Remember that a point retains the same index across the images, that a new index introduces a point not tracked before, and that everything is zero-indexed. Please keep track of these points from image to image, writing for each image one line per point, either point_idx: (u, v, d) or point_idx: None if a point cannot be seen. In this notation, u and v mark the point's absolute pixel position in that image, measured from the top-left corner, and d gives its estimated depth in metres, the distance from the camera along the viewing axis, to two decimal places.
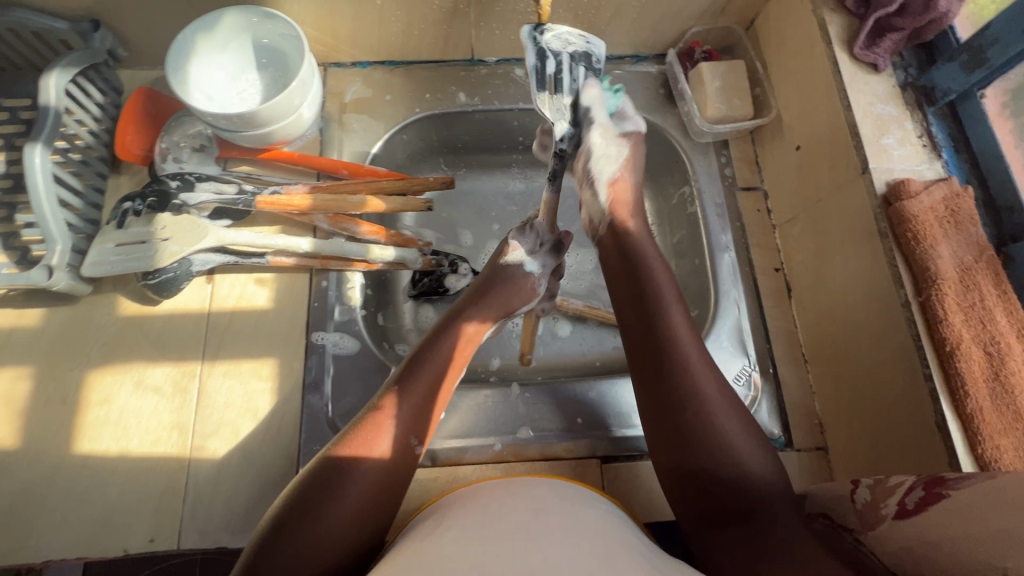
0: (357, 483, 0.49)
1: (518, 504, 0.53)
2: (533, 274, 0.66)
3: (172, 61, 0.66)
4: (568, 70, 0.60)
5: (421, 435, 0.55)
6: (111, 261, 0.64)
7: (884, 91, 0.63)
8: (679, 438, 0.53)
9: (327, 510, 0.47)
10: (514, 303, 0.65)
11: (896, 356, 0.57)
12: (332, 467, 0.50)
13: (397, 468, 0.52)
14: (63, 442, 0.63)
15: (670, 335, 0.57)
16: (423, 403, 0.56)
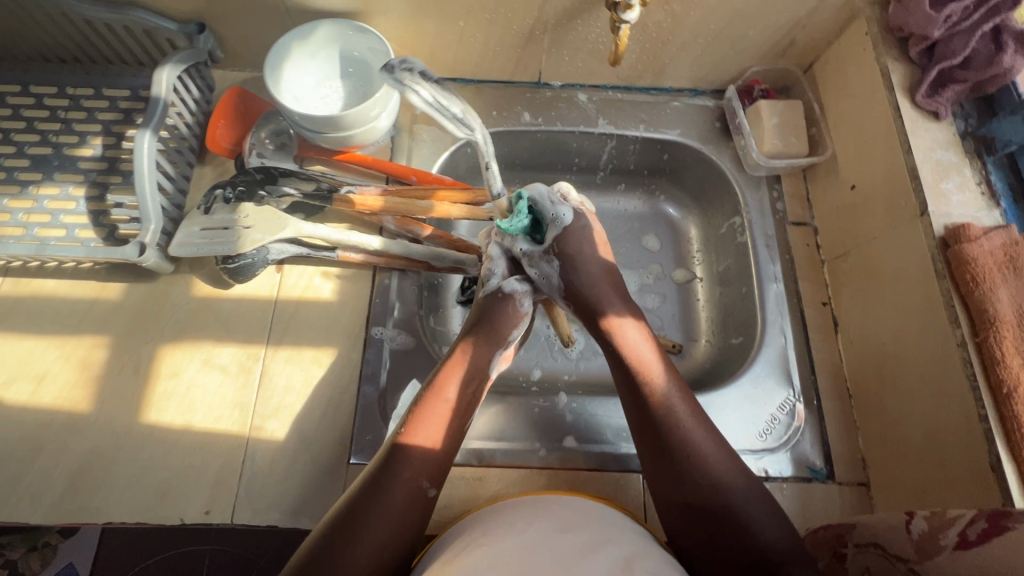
0: (390, 506, 0.54)
1: (544, 524, 0.55)
2: (518, 290, 0.70)
3: (271, 62, 0.72)
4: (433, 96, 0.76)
5: (435, 477, 0.58)
6: (197, 244, 0.67)
7: (944, 139, 0.65)
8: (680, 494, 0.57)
9: (353, 550, 0.51)
10: (507, 329, 0.68)
11: (948, 395, 0.58)
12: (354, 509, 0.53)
13: (414, 508, 0.55)
14: (132, 410, 0.67)
15: (653, 387, 0.62)
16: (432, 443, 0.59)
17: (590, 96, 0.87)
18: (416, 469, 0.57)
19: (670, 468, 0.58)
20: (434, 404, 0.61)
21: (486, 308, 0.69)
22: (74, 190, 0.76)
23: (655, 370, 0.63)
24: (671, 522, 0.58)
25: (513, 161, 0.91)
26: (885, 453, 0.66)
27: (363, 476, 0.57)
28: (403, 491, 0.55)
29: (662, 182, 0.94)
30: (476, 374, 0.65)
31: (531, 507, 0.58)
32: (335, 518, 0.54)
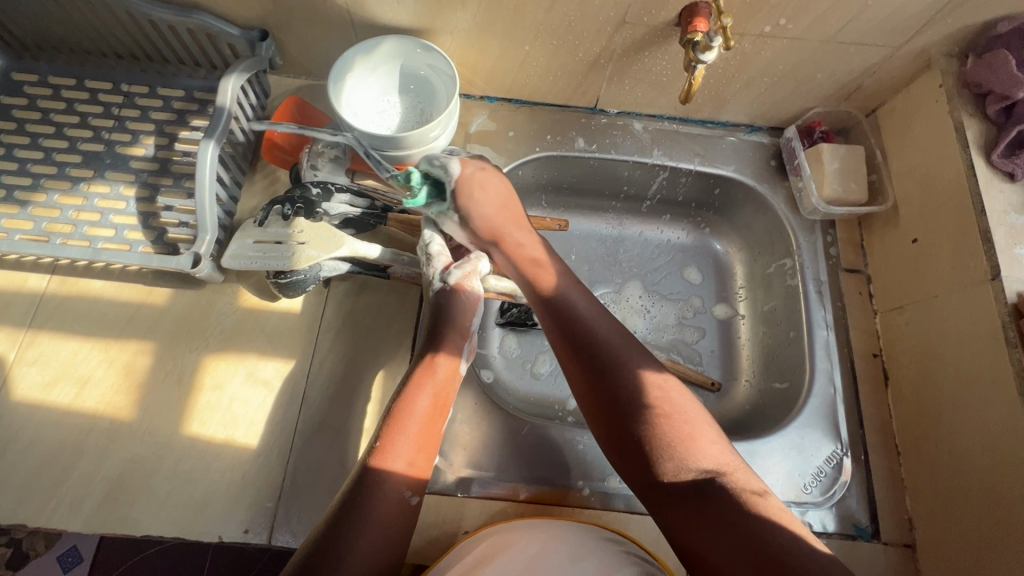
0: (373, 518, 0.52)
1: (557, 556, 0.55)
2: (456, 279, 0.67)
3: (336, 76, 0.71)
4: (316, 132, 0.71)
5: (416, 484, 0.56)
6: (250, 256, 0.67)
7: (1019, 201, 0.64)
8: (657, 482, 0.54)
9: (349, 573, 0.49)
10: (466, 322, 0.66)
11: (1015, 466, 0.57)
12: (340, 520, 0.51)
13: (401, 519, 0.54)
14: (174, 420, 0.66)
15: (606, 358, 0.59)
16: (410, 451, 0.57)
17: (645, 126, 0.86)
18: (398, 478, 0.55)
19: (640, 457, 0.55)
20: (406, 408, 0.58)
21: (440, 307, 0.66)
22: (125, 190, 0.75)
23: (605, 337, 0.61)
24: (656, 513, 0.55)
25: (561, 184, 0.90)
26: (937, 517, 0.64)
27: (342, 491, 0.54)
28: (386, 499, 0.53)
29: (709, 215, 0.93)
30: (448, 376, 0.62)
31: (544, 535, 0.58)
32: (319, 534, 0.51)
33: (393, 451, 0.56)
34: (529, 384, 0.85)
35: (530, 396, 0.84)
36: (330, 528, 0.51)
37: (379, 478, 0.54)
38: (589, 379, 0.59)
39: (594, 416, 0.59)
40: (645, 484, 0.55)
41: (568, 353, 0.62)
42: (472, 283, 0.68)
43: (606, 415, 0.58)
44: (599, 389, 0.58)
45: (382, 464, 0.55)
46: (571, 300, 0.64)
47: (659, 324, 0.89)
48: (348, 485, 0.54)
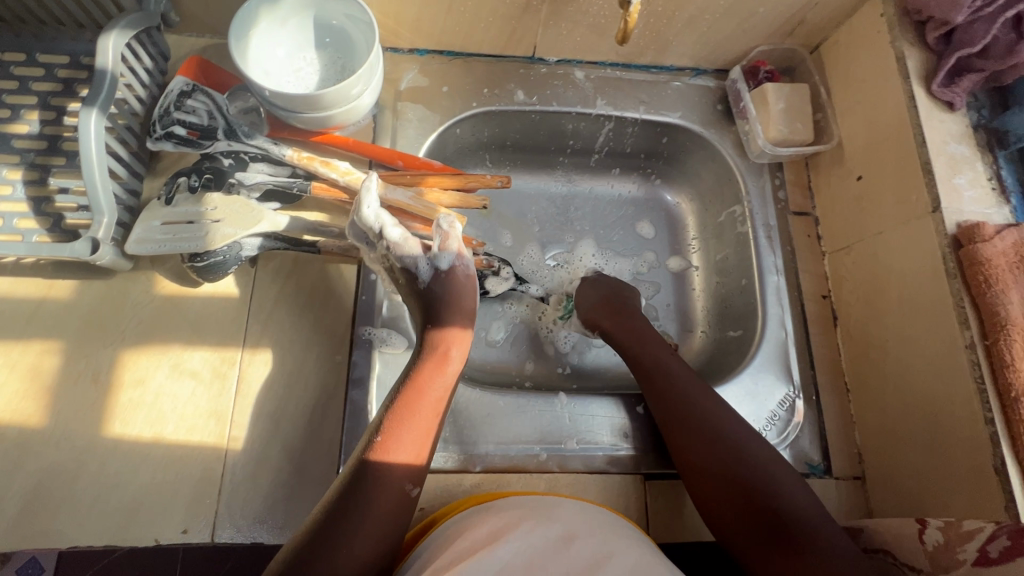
0: (375, 509, 0.48)
1: (547, 534, 0.52)
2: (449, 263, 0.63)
3: (236, 31, 0.63)
4: (180, 112, 0.63)
5: (420, 471, 0.53)
6: (158, 240, 0.60)
7: (958, 130, 0.63)
8: (722, 486, 0.56)
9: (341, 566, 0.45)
10: (465, 302, 0.63)
11: (953, 395, 0.57)
12: (340, 508, 0.48)
13: (402, 510, 0.50)
14: (94, 422, 0.60)
15: (696, 404, 0.61)
16: (415, 438, 0.53)
17: (587, 74, 0.82)
18: (402, 468, 0.51)
19: (710, 461, 0.58)
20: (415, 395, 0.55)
21: (437, 294, 0.62)
22: (10, 173, 0.67)
23: (691, 387, 0.63)
24: (715, 518, 0.57)
25: (504, 142, 0.85)
26: (885, 450, 0.65)
27: (340, 480, 0.51)
28: (391, 486, 0.50)
29: (659, 166, 0.90)
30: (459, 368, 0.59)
31: (534, 514, 0.55)
32: (318, 521, 0.48)
33: (398, 441, 0.52)
34: (483, 353, 0.82)
35: (487, 364, 0.81)
36: (330, 514, 0.48)
37: (385, 466, 0.50)
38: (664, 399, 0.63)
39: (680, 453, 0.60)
40: (708, 487, 0.57)
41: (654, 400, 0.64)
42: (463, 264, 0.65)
43: (694, 450, 0.59)
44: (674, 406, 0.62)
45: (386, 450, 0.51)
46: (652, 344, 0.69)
47: None
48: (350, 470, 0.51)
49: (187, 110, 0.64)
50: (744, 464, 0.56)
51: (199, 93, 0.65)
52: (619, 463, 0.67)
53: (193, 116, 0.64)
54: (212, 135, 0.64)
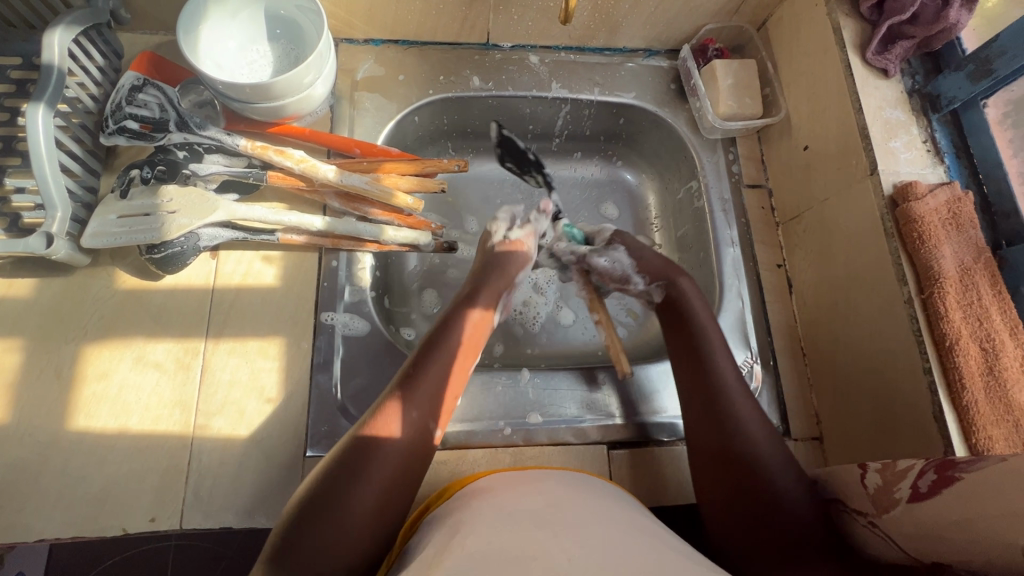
0: (361, 487, 0.49)
1: (535, 505, 0.51)
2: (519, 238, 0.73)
3: (184, 25, 0.64)
4: (132, 106, 0.64)
5: (436, 418, 0.57)
6: (113, 233, 0.61)
7: (893, 96, 0.65)
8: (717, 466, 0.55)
9: (324, 539, 0.46)
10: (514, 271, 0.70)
11: (897, 352, 0.59)
12: (360, 450, 0.51)
13: (388, 506, 0.50)
14: (57, 417, 0.61)
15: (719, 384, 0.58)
16: (436, 387, 0.57)
17: (542, 58, 0.83)
18: (394, 455, 0.52)
19: (714, 440, 0.56)
20: (418, 381, 0.56)
21: (496, 256, 0.70)
22: None
23: (721, 365, 0.60)
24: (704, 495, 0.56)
25: (464, 129, 0.86)
26: (839, 410, 0.67)
27: (338, 450, 0.52)
28: (407, 433, 0.53)
29: (619, 147, 0.91)
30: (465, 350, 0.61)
31: (520, 487, 0.55)
32: (336, 462, 0.50)
33: (396, 423, 0.53)
34: None
35: None
36: (350, 455, 0.51)
37: (380, 451, 0.51)
38: (692, 366, 0.61)
39: (692, 434, 0.58)
40: (704, 466, 0.56)
41: (680, 373, 0.61)
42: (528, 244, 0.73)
43: (704, 433, 0.57)
44: (698, 375, 0.60)
45: (408, 399, 0.55)
46: (689, 302, 0.65)
47: None
48: (371, 415, 0.54)
49: (139, 104, 0.64)
50: (750, 447, 0.55)
51: (149, 87, 0.65)
52: (584, 434, 0.68)
53: (145, 109, 0.64)
54: (165, 127, 0.64)
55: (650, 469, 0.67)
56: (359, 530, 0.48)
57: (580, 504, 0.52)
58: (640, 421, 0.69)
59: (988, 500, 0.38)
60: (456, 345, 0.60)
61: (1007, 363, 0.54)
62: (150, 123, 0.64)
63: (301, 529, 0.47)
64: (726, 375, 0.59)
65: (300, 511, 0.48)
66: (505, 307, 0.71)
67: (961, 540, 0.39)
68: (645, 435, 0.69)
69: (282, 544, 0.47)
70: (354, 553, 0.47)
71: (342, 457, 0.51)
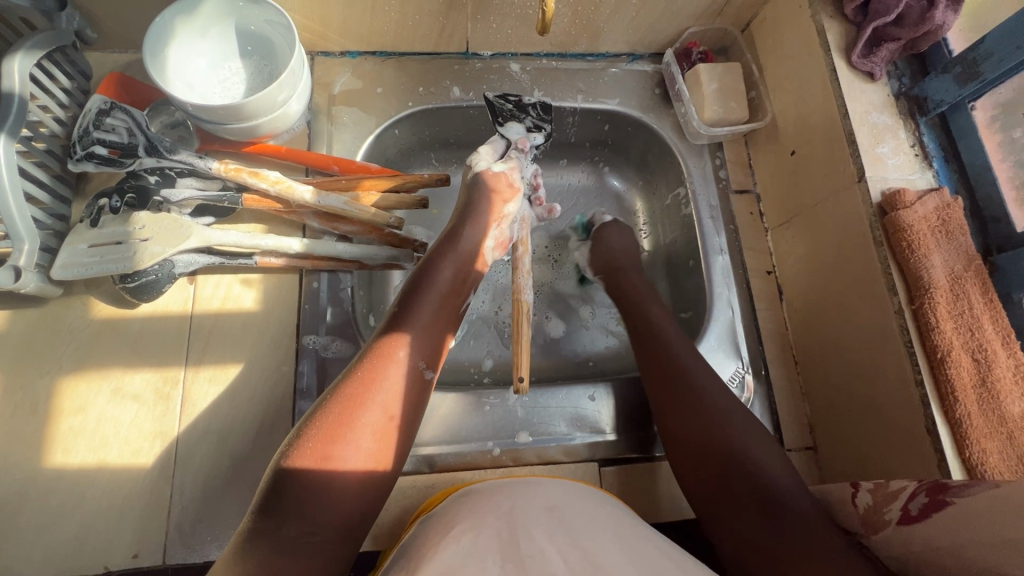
0: (359, 424, 0.48)
1: (530, 506, 0.50)
2: (504, 169, 0.70)
3: (150, 46, 0.62)
4: (99, 131, 0.62)
5: (431, 361, 0.55)
6: (85, 263, 0.60)
7: (880, 100, 0.64)
8: (695, 458, 0.55)
9: (322, 480, 0.45)
10: (499, 197, 0.68)
11: (888, 362, 0.58)
12: (355, 389, 0.49)
13: (388, 450, 0.49)
14: (34, 453, 0.59)
15: (694, 389, 0.59)
16: (428, 323, 0.56)
17: (523, 66, 0.82)
18: (391, 397, 0.50)
19: (687, 435, 0.57)
20: (409, 321, 0.55)
21: (479, 183, 0.68)
22: None
23: (691, 366, 0.61)
24: (691, 489, 0.55)
25: (446, 140, 0.84)
26: (832, 420, 0.66)
27: (328, 393, 0.50)
28: (400, 373, 0.52)
29: (606, 153, 0.89)
30: (451, 285, 0.60)
31: (512, 490, 0.54)
32: (330, 401, 0.49)
33: (389, 366, 0.52)
34: None
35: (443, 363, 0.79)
36: (343, 393, 0.49)
37: (375, 392, 0.50)
38: (657, 364, 0.62)
39: (677, 438, 0.57)
40: (685, 461, 0.56)
41: (653, 379, 0.62)
42: (514, 177, 0.71)
43: (688, 436, 0.56)
44: (664, 370, 0.61)
45: (402, 337, 0.54)
46: (646, 307, 0.70)
47: (566, 269, 0.86)
48: (365, 354, 0.53)
49: (107, 129, 0.62)
50: (720, 422, 0.56)
51: (117, 111, 0.63)
52: (575, 451, 0.67)
53: (113, 134, 0.62)
54: (134, 152, 0.62)
55: (641, 485, 0.66)
56: (355, 467, 0.46)
57: (577, 508, 0.51)
58: (632, 437, 0.68)
59: (982, 524, 0.37)
60: (444, 284, 0.60)
61: (999, 374, 0.53)
62: (119, 147, 0.62)
63: (295, 466, 0.45)
64: (696, 376, 0.60)
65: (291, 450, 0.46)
66: (498, 244, 0.69)
67: (953, 564, 0.38)
68: (636, 450, 0.67)
69: (275, 484, 0.45)
70: (349, 493, 0.46)
71: (335, 395, 0.49)
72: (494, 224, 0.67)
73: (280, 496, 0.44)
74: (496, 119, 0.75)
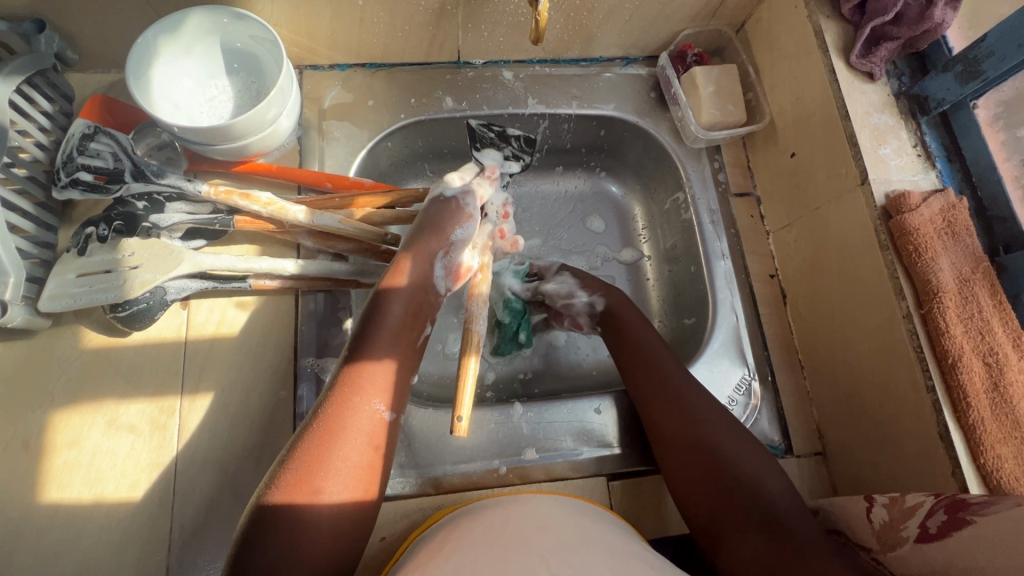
0: (324, 473, 0.45)
1: (525, 525, 0.49)
2: (455, 195, 0.65)
3: (133, 68, 0.60)
4: (82, 157, 0.60)
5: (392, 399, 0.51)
6: (73, 294, 0.58)
7: (880, 100, 0.63)
8: (697, 480, 0.55)
9: (298, 531, 0.44)
10: (445, 223, 0.61)
11: (899, 369, 0.57)
12: (312, 445, 0.46)
13: (363, 494, 0.47)
14: (28, 491, 0.58)
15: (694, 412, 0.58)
16: (388, 359, 0.52)
17: (516, 74, 0.80)
18: (355, 441, 0.48)
19: (686, 455, 0.56)
20: (367, 358, 0.51)
21: (426, 210, 0.63)
22: None
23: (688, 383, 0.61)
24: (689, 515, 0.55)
25: (440, 150, 0.83)
26: (840, 425, 0.65)
27: (292, 442, 0.48)
28: (359, 419, 0.48)
29: (602, 158, 0.88)
30: (409, 310, 0.56)
31: (510, 509, 0.52)
32: (290, 458, 0.46)
33: (348, 410, 0.48)
34: (440, 367, 0.78)
35: (445, 378, 0.77)
36: (301, 449, 0.47)
37: (338, 437, 0.47)
38: (648, 396, 0.61)
39: (676, 458, 0.57)
40: (682, 486, 0.56)
41: (652, 397, 0.61)
42: (467, 202, 0.65)
43: (685, 459, 0.56)
44: (661, 399, 0.60)
45: (354, 384, 0.49)
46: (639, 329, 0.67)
47: None
48: (322, 400, 0.49)
49: (91, 154, 0.61)
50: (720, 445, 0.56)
51: (101, 135, 0.62)
52: (581, 466, 0.66)
53: (98, 159, 0.61)
54: (120, 177, 0.61)
55: (651, 498, 0.65)
56: (330, 515, 0.45)
57: (575, 528, 0.49)
58: (639, 449, 0.67)
59: (1007, 545, 0.36)
60: (396, 320, 0.54)
61: (1011, 378, 0.52)
62: (105, 174, 0.61)
63: (266, 522, 0.44)
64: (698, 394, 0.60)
65: (255, 514, 0.44)
66: (451, 271, 0.62)
67: None
68: (645, 463, 0.66)
69: (242, 549, 0.44)
70: (323, 547, 0.45)
71: (297, 446, 0.47)
72: (442, 253, 0.60)
73: (246, 565, 0.43)
74: (473, 146, 0.76)
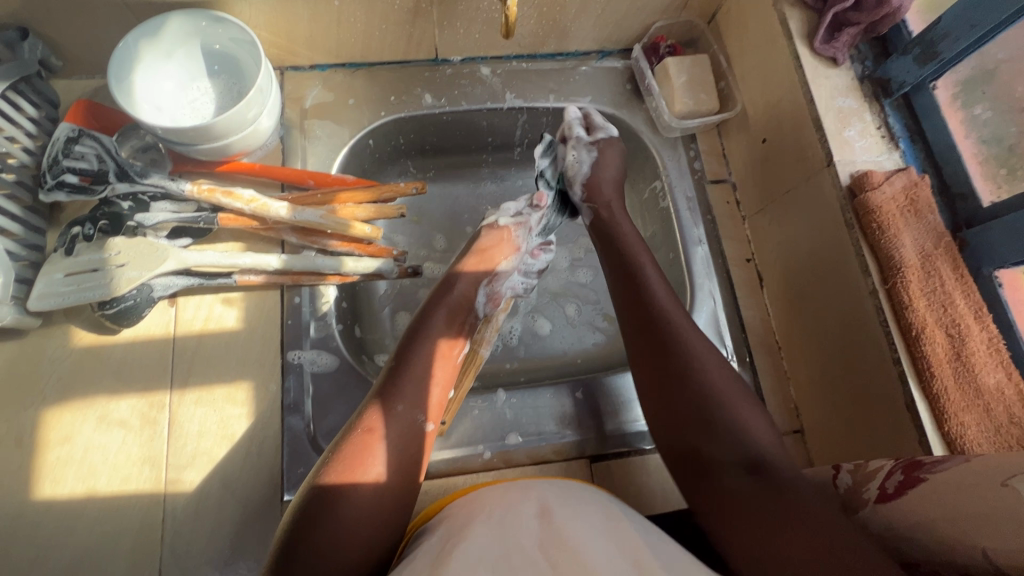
0: (364, 471, 0.49)
1: (517, 499, 0.50)
2: (508, 224, 0.72)
3: (115, 72, 0.62)
4: (67, 159, 0.62)
5: (426, 410, 0.55)
6: (61, 293, 0.60)
7: (844, 84, 0.65)
8: (671, 417, 0.54)
9: (340, 527, 0.46)
10: (497, 255, 0.69)
11: (864, 344, 0.59)
12: (354, 446, 0.50)
13: (398, 492, 0.50)
14: (21, 486, 0.59)
15: (677, 338, 0.56)
16: (424, 373, 0.56)
17: (494, 70, 0.82)
18: (395, 447, 0.51)
19: (667, 390, 0.55)
20: (401, 373, 0.56)
21: (478, 236, 0.72)
22: None
23: (670, 308, 0.59)
24: (675, 466, 0.53)
25: (422, 147, 0.85)
26: (816, 402, 0.67)
27: (331, 448, 0.51)
28: (398, 425, 0.53)
29: None
30: (443, 329, 0.61)
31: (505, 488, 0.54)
32: (332, 458, 0.50)
33: (384, 418, 0.52)
34: None
35: None
36: (343, 450, 0.50)
37: (375, 436, 0.51)
38: (648, 330, 0.58)
39: (655, 392, 0.55)
40: (666, 428, 0.54)
41: (630, 326, 0.60)
42: (517, 232, 0.72)
43: (663, 391, 0.55)
44: (648, 328, 0.58)
45: (395, 389, 0.54)
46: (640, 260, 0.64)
47: (551, 269, 0.86)
48: (362, 409, 0.54)
49: (76, 156, 0.62)
50: (699, 371, 0.54)
51: (86, 138, 0.63)
52: (564, 450, 0.67)
53: (83, 161, 0.62)
54: (105, 178, 0.63)
55: (633, 479, 0.66)
56: (363, 507, 0.47)
57: (562, 498, 0.50)
58: (620, 431, 0.68)
59: (955, 499, 0.38)
60: (441, 330, 0.61)
61: (973, 348, 0.54)
62: (91, 175, 0.62)
63: (312, 517, 0.46)
64: (675, 319, 0.58)
65: (300, 511, 0.47)
66: (491, 297, 0.69)
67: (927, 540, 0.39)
68: (626, 445, 0.68)
69: (286, 547, 0.45)
70: (358, 540, 0.46)
71: (338, 449, 0.50)
72: (487, 280, 0.67)
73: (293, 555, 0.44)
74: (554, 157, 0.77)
